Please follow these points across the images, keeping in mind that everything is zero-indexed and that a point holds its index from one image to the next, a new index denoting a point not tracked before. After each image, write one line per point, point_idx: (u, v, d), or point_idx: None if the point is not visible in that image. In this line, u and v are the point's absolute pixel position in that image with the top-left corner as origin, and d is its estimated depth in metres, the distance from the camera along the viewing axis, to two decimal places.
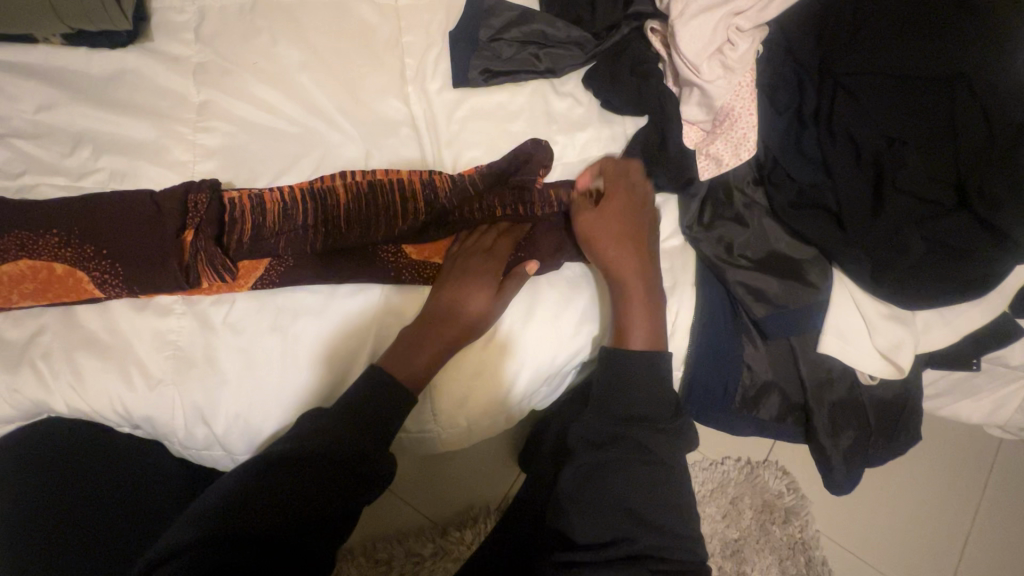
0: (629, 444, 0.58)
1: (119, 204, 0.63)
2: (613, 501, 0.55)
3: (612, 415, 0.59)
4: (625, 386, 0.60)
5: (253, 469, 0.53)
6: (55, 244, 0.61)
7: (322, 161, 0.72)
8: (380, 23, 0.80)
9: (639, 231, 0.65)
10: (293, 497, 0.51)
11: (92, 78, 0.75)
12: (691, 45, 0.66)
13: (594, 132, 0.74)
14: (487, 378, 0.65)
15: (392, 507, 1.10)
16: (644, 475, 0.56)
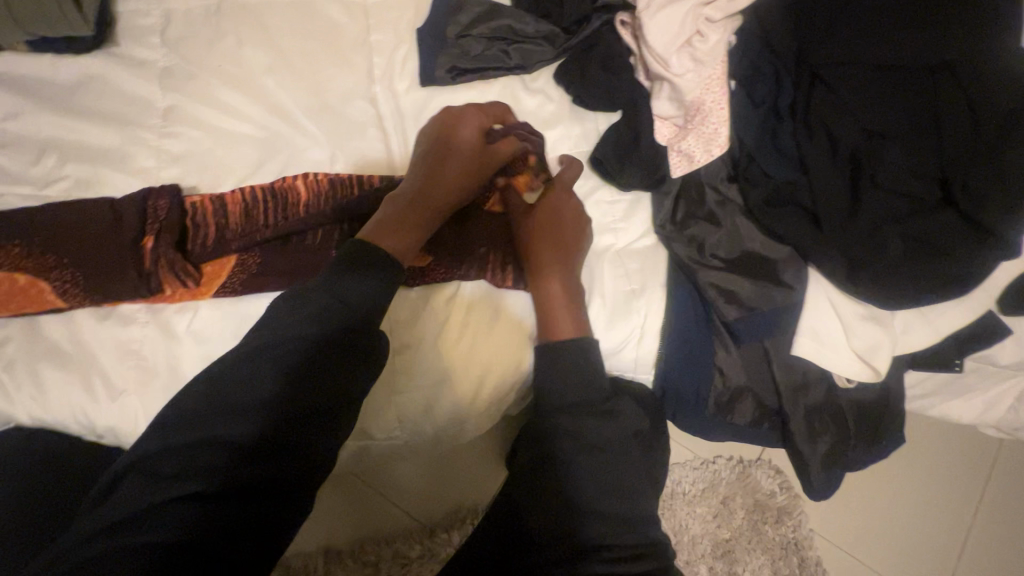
0: (571, 433, 0.59)
1: (79, 212, 0.62)
2: (586, 505, 0.57)
3: (551, 408, 0.60)
4: (568, 376, 0.60)
5: (229, 429, 0.48)
6: (16, 255, 0.61)
7: (287, 164, 0.71)
8: (348, 23, 0.78)
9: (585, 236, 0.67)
10: (274, 458, 0.50)
11: (58, 85, 0.75)
12: (658, 37, 0.63)
13: (564, 129, 0.72)
14: (455, 377, 0.63)
15: (380, 508, 1.10)
16: (612, 469, 0.57)
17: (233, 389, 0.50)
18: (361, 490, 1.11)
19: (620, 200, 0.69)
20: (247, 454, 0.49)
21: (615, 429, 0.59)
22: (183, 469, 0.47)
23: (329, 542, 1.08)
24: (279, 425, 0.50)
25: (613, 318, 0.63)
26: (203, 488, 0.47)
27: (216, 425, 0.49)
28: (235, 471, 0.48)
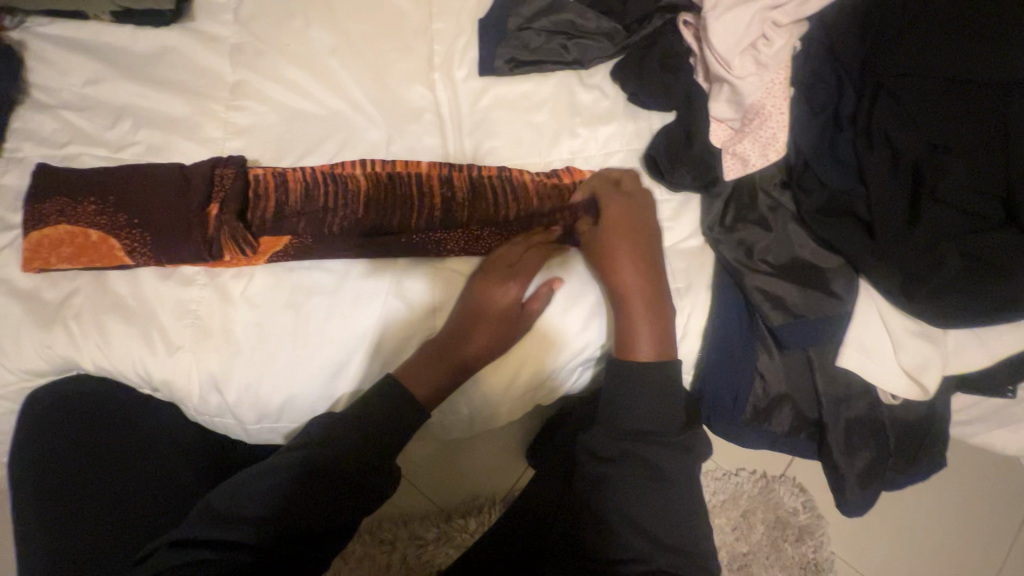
0: (636, 461, 0.58)
1: (152, 176, 0.66)
2: (626, 522, 0.56)
3: (619, 432, 0.60)
4: (634, 400, 0.60)
5: (275, 480, 0.55)
6: (91, 212, 0.64)
7: (345, 143, 0.73)
8: (412, 11, 0.80)
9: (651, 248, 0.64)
10: (316, 506, 0.55)
11: (137, 55, 0.79)
12: (722, 38, 0.63)
13: (618, 125, 0.73)
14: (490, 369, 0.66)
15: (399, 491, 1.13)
16: (661, 495, 0.57)
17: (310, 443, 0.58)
18: None
19: (670, 200, 0.69)
20: (303, 520, 0.54)
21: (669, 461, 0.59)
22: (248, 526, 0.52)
23: None
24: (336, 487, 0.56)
25: None
26: (248, 537, 0.52)
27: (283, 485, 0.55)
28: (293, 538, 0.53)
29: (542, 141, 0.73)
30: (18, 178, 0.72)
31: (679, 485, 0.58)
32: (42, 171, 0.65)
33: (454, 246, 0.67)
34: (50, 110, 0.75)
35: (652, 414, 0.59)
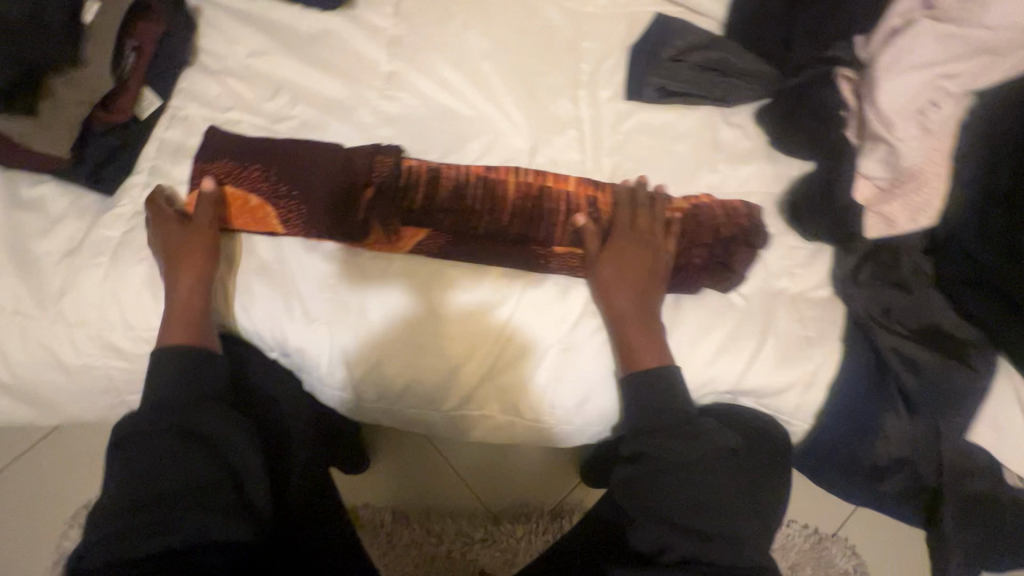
0: (669, 454, 0.58)
1: (318, 154, 0.69)
2: (653, 517, 0.57)
3: (650, 426, 0.60)
4: (651, 403, 0.61)
5: (147, 466, 0.54)
6: (255, 178, 0.68)
7: (490, 145, 0.75)
8: (564, 28, 0.83)
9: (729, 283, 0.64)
10: (174, 483, 0.53)
11: (301, 35, 0.82)
12: (892, 99, 0.64)
13: (759, 167, 0.74)
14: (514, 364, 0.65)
15: (451, 485, 1.14)
16: (718, 486, 0.58)
17: (185, 401, 0.59)
18: (437, 463, 1.15)
19: (802, 248, 0.70)
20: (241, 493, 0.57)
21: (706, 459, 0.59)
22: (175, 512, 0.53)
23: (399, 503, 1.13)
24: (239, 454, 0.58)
25: (788, 358, 0.64)
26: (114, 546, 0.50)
27: (164, 450, 0.55)
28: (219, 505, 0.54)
29: (682, 172, 0.74)
30: (180, 135, 0.75)
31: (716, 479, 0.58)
32: (217, 138, 0.70)
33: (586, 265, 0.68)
34: (215, 75, 0.79)
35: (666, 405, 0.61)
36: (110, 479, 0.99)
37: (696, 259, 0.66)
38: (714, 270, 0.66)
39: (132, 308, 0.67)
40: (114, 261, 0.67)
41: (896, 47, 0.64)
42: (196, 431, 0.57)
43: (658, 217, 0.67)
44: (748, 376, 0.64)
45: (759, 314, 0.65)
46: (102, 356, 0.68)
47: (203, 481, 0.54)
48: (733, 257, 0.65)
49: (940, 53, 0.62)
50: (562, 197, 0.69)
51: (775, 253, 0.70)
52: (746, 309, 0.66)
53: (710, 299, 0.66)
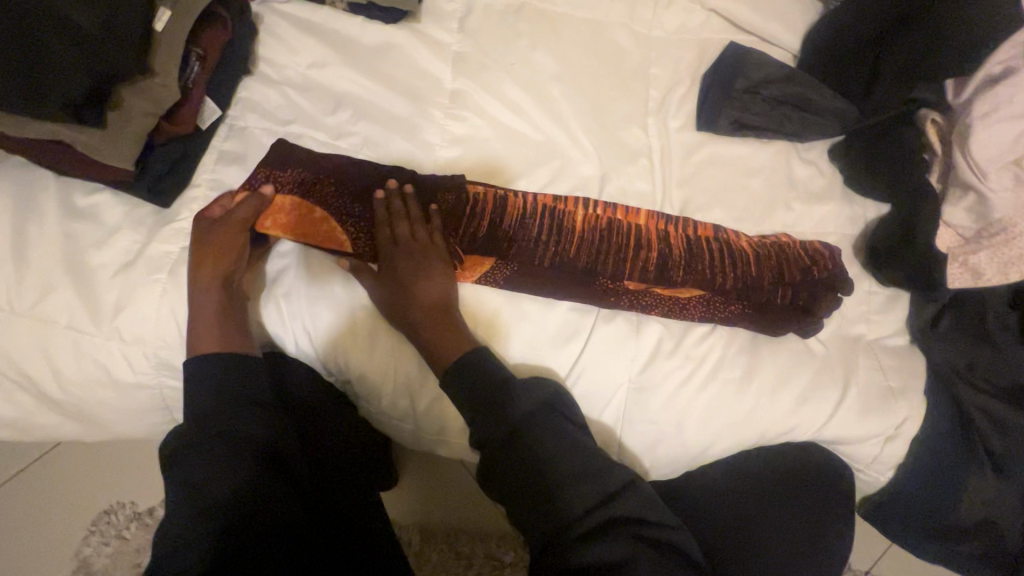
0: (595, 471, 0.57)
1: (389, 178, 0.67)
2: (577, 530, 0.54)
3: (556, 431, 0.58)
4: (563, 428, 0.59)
5: (191, 473, 0.54)
6: (326, 193, 0.66)
7: (559, 171, 0.73)
8: (633, 51, 0.80)
9: (801, 324, 0.63)
10: (220, 484, 0.53)
11: (362, 46, 0.79)
12: (985, 148, 0.62)
13: (834, 208, 0.72)
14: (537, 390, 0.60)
15: (481, 505, 1.07)
16: (585, 462, 0.57)
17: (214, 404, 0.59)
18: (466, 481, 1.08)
19: (879, 293, 0.68)
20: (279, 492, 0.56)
21: (569, 438, 0.58)
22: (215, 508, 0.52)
23: (429, 521, 1.07)
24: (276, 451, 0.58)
25: (872, 410, 0.62)
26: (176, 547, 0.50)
27: (213, 456, 0.55)
28: (263, 503, 0.54)
29: (756, 209, 0.72)
30: (239, 147, 0.72)
31: (595, 462, 0.58)
32: (279, 151, 0.67)
33: (662, 302, 0.64)
34: (275, 85, 0.76)
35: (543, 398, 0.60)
36: (148, 482, 0.99)
37: (778, 301, 0.63)
38: (796, 313, 0.63)
39: (190, 326, 0.65)
40: (173, 277, 0.66)
41: (994, 94, 0.62)
42: (229, 433, 0.57)
43: (736, 254, 0.64)
44: (824, 426, 0.62)
45: (839, 362, 0.63)
46: (157, 373, 0.68)
47: (248, 484, 0.54)
48: (817, 300, 0.62)
49: None
50: (629, 227, 0.66)
51: (853, 298, 0.67)
52: (825, 356, 0.64)
53: (788, 344, 0.64)
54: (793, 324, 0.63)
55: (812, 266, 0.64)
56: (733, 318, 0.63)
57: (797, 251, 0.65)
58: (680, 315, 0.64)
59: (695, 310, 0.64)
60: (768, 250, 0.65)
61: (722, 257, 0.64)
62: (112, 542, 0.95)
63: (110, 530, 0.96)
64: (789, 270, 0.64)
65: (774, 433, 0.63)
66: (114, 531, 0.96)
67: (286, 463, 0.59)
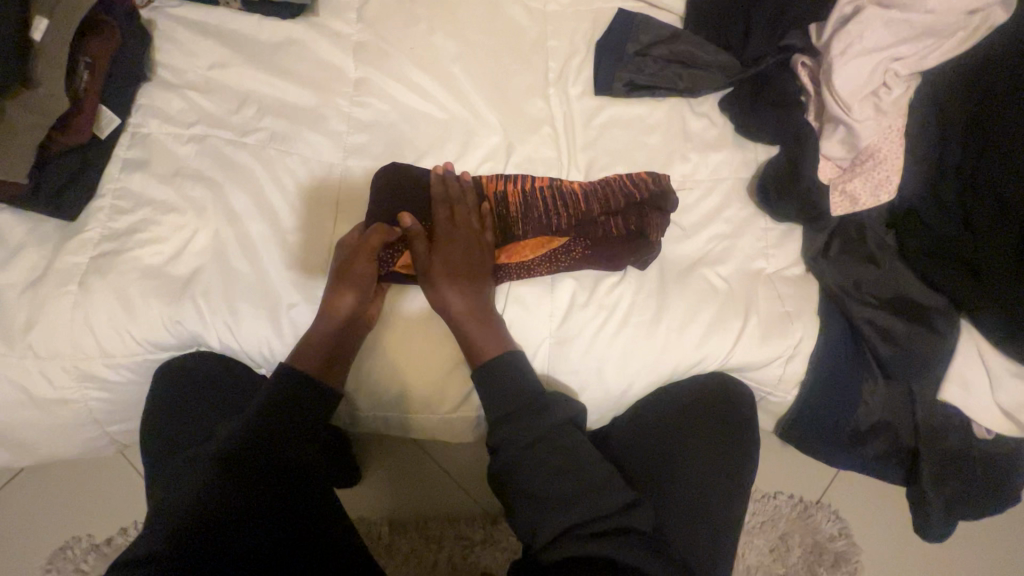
0: (538, 438, 0.61)
1: (394, 186, 0.67)
2: (538, 495, 0.59)
3: (517, 413, 0.61)
4: (518, 389, 0.62)
5: (191, 487, 0.55)
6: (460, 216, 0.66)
7: (466, 147, 0.75)
8: (530, 26, 0.82)
9: (637, 254, 0.67)
10: (215, 492, 0.55)
11: (258, 42, 0.78)
12: (846, 84, 0.67)
13: (727, 155, 0.77)
14: (500, 405, 0.62)
15: (443, 486, 1.06)
16: (554, 477, 0.59)
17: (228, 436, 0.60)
18: (427, 464, 1.06)
19: (774, 229, 0.73)
20: (246, 512, 0.55)
21: (549, 448, 0.60)
22: (173, 521, 0.52)
23: (394, 511, 1.05)
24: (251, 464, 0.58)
25: (772, 336, 0.67)
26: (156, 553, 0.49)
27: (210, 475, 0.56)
28: (235, 516, 0.54)
29: (656, 162, 0.76)
30: (143, 153, 0.72)
31: (581, 481, 0.59)
32: (391, 169, 0.68)
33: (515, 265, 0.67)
34: (173, 89, 0.75)
35: (518, 400, 0.62)
36: (100, 512, 0.96)
37: (612, 233, 0.67)
38: (629, 239, 0.67)
39: (108, 335, 0.65)
40: (84, 288, 0.65)
41: (848, 32, 0.67)
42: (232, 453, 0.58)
43: (564, 197, 0.68)
44: (731, 355, 0.67)
45: (739, 295, 0.68)
46: (80, 386, 0.67)
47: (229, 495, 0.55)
48: (644, 222, 0.67)
49: (888, 38, 0.66)
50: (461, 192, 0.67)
51: (751, 236, 0.72)
52: (727, 291, 0.68)
53: (694, 283, 0.69)
54: (640, 254, 0.67)
55: (634, 190, 0.68)
56: (581, 262, 0.67)
57: (635, 187, 0.68)
58: (534, 268, 0.67)
59: (547, 264, 0.67)
60: (598, 188, 0.69)
61: (556, 205, 0.68)
62: None
63: (67, 564, 0.93)
64: (618, 202, 0.68)
65: (688, 367, 0.68)
66: (70, 565, 0.93)
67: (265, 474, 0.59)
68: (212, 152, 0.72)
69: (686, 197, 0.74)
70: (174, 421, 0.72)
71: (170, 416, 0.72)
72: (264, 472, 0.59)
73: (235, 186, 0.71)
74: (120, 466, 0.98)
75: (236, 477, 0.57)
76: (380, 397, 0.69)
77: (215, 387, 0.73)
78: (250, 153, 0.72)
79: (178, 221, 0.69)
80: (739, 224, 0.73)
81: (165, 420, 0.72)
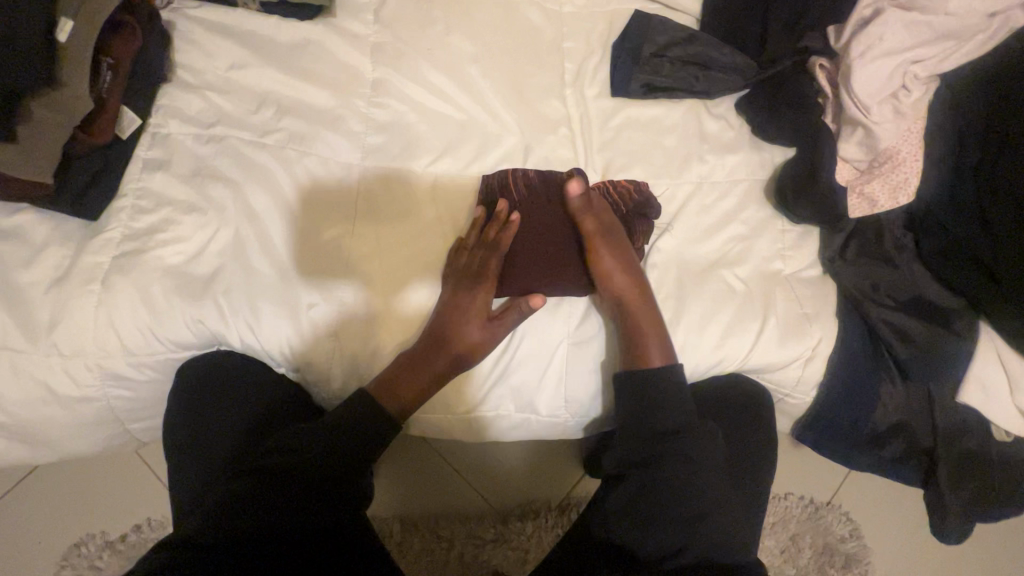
0: (671, 458, 0.62)
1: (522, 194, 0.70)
2: (665, 514, 0.59)
3: (654, 434, 0.63)
4: (656, 406, 0.64)
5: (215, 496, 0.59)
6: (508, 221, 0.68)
7: (483, 148, 0.76)
8: (545, 27, 0.82)
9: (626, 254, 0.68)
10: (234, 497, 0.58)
11: (276, 42, 0.78)
12: (865, 86, 0.66)
13: (744, 156, 0.77)
14: (638, 423, 0.64)
15: (455, 485, 1.06)
16: (676, 496, 0.60)
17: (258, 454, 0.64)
18: (439, 464, 1.06)
19: (791, 230, 0.73)
20: (264, 512, 0.57)
21: (683, 467, 0.61)
22: (200, 520, 0.55)
23: (404, 509, 1.05)
24: (295, 468, 0.61)
25: (790, 337, 0.67)
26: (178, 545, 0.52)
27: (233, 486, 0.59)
28: (252, 516, 0.56)
29: (673, 163, 0.76)
30: (163, 153, 0.72)
31: (701, 495, 0.60)
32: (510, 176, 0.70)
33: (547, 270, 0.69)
34: (193, 89, 0.75)
35: (649, 421, 0.64)
36: (113, 510, 0.97)
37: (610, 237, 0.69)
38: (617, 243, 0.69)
39: (130, 333, 0.66)
40: (106, 287, 0.66)
41: (868, 33, 0.66)
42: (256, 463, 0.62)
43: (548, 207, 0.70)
44: (749, 358, 0.68)
45: (757, 297, 0.69)
46: (101, 385, 0.68)
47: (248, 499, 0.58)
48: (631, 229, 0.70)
49: (907, 40, 0.66)
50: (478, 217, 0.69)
51: (768, 237, 0.72)
52: (745, 292, 0.69)
53: (712, 284, 0.69)
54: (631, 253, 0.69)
55: (614, 198, 0.71)
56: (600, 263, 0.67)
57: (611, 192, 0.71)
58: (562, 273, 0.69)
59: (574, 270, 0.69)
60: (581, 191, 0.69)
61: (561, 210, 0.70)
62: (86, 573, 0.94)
63: (82, 562, 0.94)
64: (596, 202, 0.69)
65: (706, 367, 0.68)
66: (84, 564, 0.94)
67: (283, 479, 0.60)
68: (232, 152, 0.73)
69: (703, 198, 0.74)
70: (191, 426, 0.71)
71: (187, 417, 0.71)
72: (282, 477, 0.60)
73: (255, 185, 0.71)
74: (133, 464, 0.98)
75: (257, 485, 0.59)
76: None
77: (230, 393, 0.71)
78: (269, 153, 0.73)
79: (198, 220, 0.69)
80: (756, 226, 0.73)
81: (183, 424, 0.71)
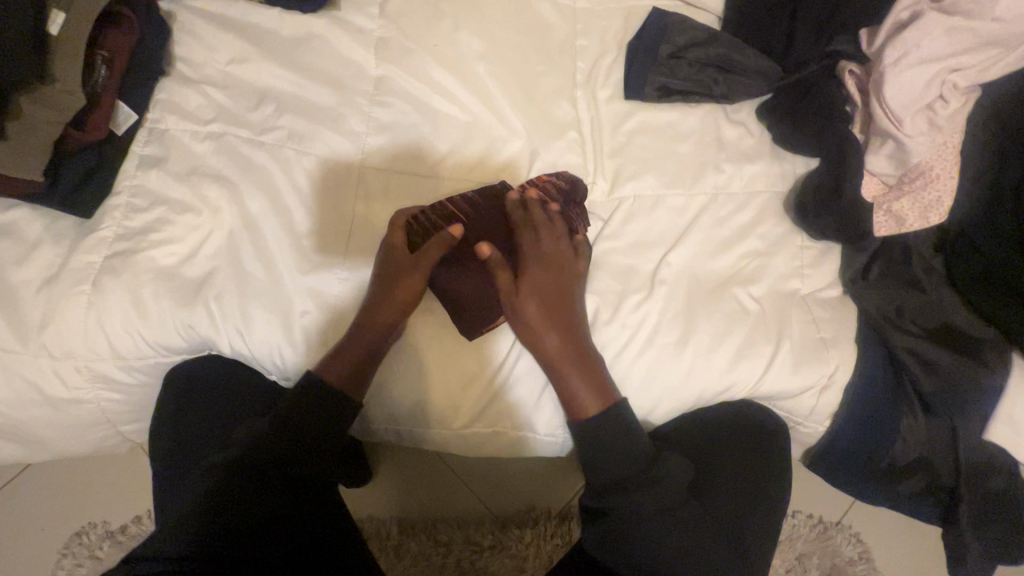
0: (643, 492, 0.59)
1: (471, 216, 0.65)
2: (645, 549, 0.58)
3: (624, 469, 0.59)
4: (609, 445, 0.60)
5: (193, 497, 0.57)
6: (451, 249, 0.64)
7: (488, 152, 0.73)
8: (559, 24, 0.78)
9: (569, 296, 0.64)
10: (215, 499, 0.56)
11: (276, 35, 0.75)
12: (900, 95, 0.62)
13: (763, 166, 0.72)
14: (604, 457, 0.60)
15: (453, 488, 1.04)
16: (660, 529, 0.58)
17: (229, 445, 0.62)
18: (437, 466, 1.05)
19: (811, 247, 0.69)
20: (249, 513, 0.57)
21: (659, 501, 0.59)
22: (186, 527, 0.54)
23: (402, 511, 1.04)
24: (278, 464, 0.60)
25: (804, 363, 0.64)
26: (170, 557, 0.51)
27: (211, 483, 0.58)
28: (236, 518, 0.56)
29: (688, 172, 0.72)
30: (158, 150, 0.70)
31: (678, 524, 0.59)
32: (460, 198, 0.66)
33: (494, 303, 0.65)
34: (191, 84, 0.73)
35: (627, 461, 0.59)
36: (114, 500, 0.97)
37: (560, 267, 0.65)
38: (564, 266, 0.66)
39: (120, 337, 0.65)
40: (97, 289, 0.64)
41: (904, 39, 0.62)
42: (232, 458, 0.59)
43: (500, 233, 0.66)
44: (759, 382, 0.64)
45: (772, 318, 0.65)
46: (92, 388, 0.67)
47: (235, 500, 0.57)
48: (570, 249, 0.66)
49: (947, 47, 0.61)
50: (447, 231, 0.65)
51: (786, 254, 0.68)
52: (758, 313, 0.65)
53: (724, 304, 0.65)
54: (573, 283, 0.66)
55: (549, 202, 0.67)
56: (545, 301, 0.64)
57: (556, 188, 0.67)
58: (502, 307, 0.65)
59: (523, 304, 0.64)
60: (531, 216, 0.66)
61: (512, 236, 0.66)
62: (86, 562, 0.94)
63: (82, 550, 0.95)
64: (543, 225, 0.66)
65: (715, 391, 0.65)
66: (83, 553, 0.94)
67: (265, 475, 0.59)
68: (229, 151, 0.70)
69: (717, 211, 0.70)
70: (179, 425, 0.70)
71: (178, 418, 0.70)
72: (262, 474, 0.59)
73: (251, 186, 0.69)
74: (135, 456, 0.98)
75: (236, 483, 0.58)
76: (391, 405, 0.67)
77: (220, 393, 0.71)
78: (267, 152, 0.71)
79: (192, 222, 0.67)
80: (773, 242, 0.69)
81: (172, 425, 0.70)
